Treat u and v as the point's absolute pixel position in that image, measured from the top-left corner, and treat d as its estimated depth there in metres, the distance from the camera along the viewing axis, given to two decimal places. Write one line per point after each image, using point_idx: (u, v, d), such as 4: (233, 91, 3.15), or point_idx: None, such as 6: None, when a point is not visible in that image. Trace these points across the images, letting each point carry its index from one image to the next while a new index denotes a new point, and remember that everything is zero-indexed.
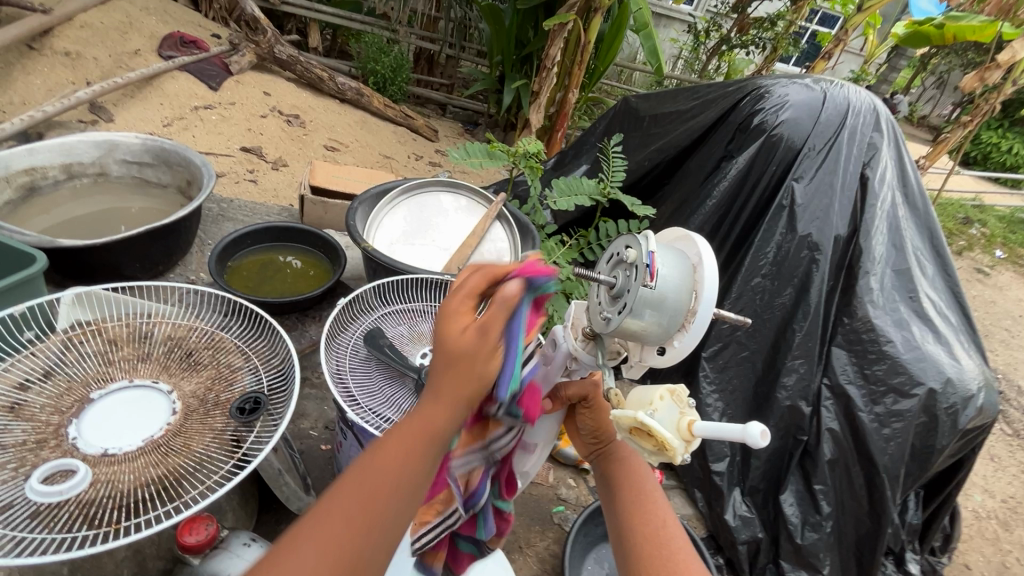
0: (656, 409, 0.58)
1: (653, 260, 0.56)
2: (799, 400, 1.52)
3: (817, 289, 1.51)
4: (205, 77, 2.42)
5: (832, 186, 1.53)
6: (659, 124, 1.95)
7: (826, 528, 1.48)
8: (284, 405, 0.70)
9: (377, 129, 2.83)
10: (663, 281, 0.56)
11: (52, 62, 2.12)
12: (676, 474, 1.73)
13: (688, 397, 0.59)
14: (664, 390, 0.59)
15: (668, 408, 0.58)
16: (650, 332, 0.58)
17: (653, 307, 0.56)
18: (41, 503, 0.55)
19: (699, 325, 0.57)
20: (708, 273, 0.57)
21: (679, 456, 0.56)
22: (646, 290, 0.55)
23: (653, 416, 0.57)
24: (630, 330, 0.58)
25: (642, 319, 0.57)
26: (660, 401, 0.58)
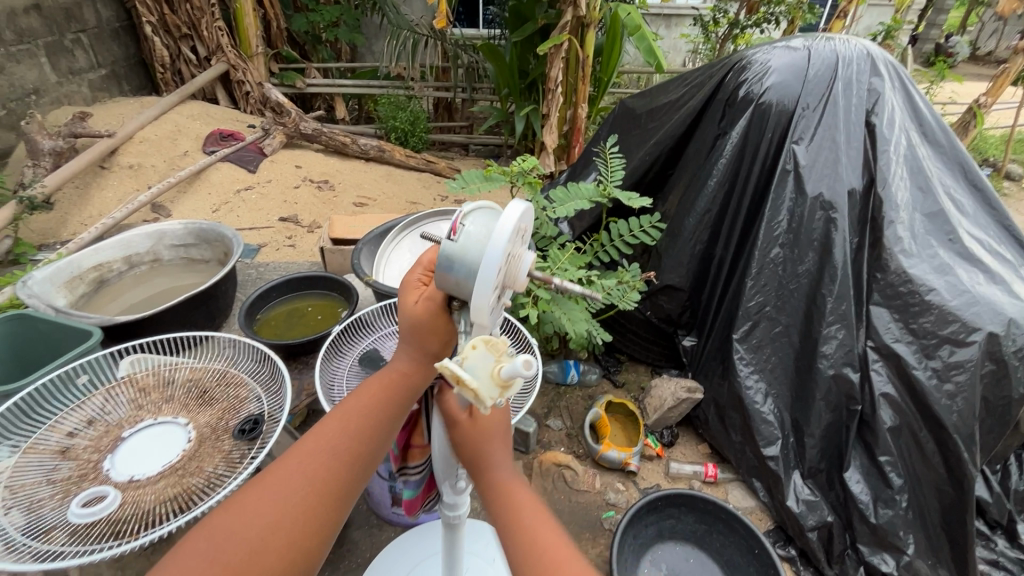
0: (467, 357, 0.52)
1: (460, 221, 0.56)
2: (845, 367, 1.42)
3: (840, 248, 1.43)
4: (243, 163, 2.72)
5: (835, 141, 1.47)
6: (654, 118, 1.95)
7: (901, 503, 1.36)
8: (275, 425, 0.80)
9: (400, 179, 3.02)
10: (465, 235, 0.55)
11: (120, 176, 2.48)
12: (732, 466, 1.68)
13: (506, 344, 0.54)
14: (477, 338, 0.54)
15: (481, 355, 0.52)
16: (463, 286, 0.55)
17: (455, 260, 0.54)
18: (80, 523, 0.68)
19: (489, 281, 0.52)
20: (504, 228, 0.53)
21: (488, 406, 0.51)
22: (448, 244, 0.55)
23: (464, 366, 0.52)
24: (451, 286, 0.57)
25: (450, 273, 0.55)
26: (471, 349, 0.53)
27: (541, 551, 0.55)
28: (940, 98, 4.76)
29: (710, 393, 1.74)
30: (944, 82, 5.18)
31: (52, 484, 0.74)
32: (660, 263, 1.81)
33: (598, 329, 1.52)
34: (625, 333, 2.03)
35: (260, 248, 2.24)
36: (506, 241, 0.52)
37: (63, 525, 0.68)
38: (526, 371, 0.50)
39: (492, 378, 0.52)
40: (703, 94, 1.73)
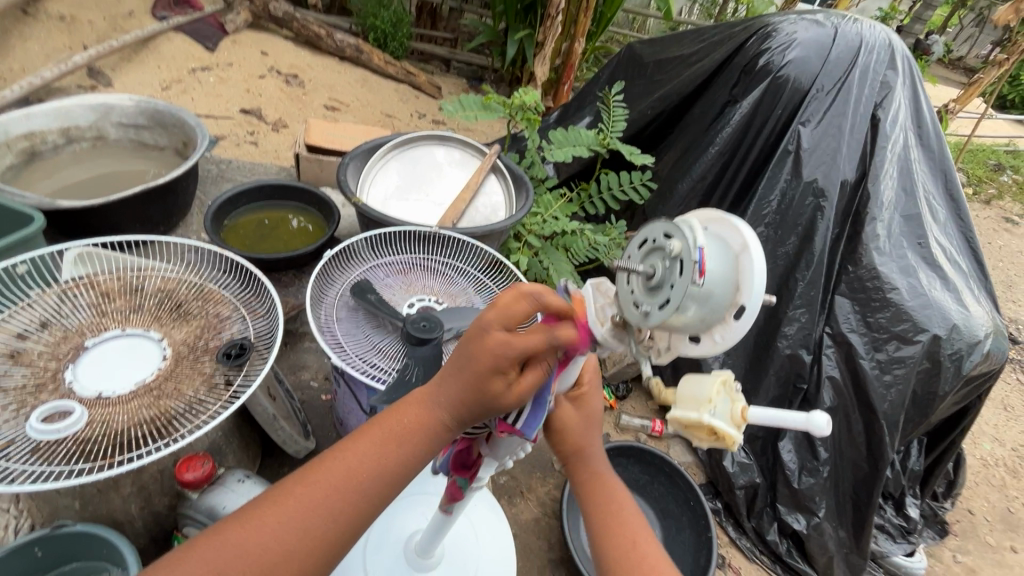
0: (716, 405, 0.55)
1: (703, 254, 0.48)
2: (800, 348, 1.52)
3: (821, 236, 1.48)
4: (200, 38, 2.39)
5: (841, 129, 1.47)
6: (663, 70, 1.87)
7: (822, 473, 1.50)
8: (268, 351, 0.75)
9: (378, 87, 2.78)
10: (711, 276, 0.48)
11: (48, 27, 2.12)
12: (677, 424, 1.80)
13: (735, 381, 0.58)
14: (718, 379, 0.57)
15: (724, 399, 0.56)
16: (688, 327, 0.51)
17: (698, 304, 0.49)
18: (41, 440, 0.61)
19: (746, 322, 0.50)
20: (756, 264, 0.49)
21: (737, 444, 0.56)
22: (691, 288, 0.47)
23: (715, 413, 0.55)
24: (668, 324, 0.51)
25: (682, 316, 0.50)
26: (718, 396, 0.55)
27: (643, 549, 0.62)
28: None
29: None
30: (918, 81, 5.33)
31: (3, 393, 0.66)
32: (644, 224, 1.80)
33: None
34: None
35: (217, 141, 2.02)
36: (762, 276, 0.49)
37: (21, 439, 0.62)
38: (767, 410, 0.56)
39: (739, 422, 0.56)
40: (719, 55, 1.66)
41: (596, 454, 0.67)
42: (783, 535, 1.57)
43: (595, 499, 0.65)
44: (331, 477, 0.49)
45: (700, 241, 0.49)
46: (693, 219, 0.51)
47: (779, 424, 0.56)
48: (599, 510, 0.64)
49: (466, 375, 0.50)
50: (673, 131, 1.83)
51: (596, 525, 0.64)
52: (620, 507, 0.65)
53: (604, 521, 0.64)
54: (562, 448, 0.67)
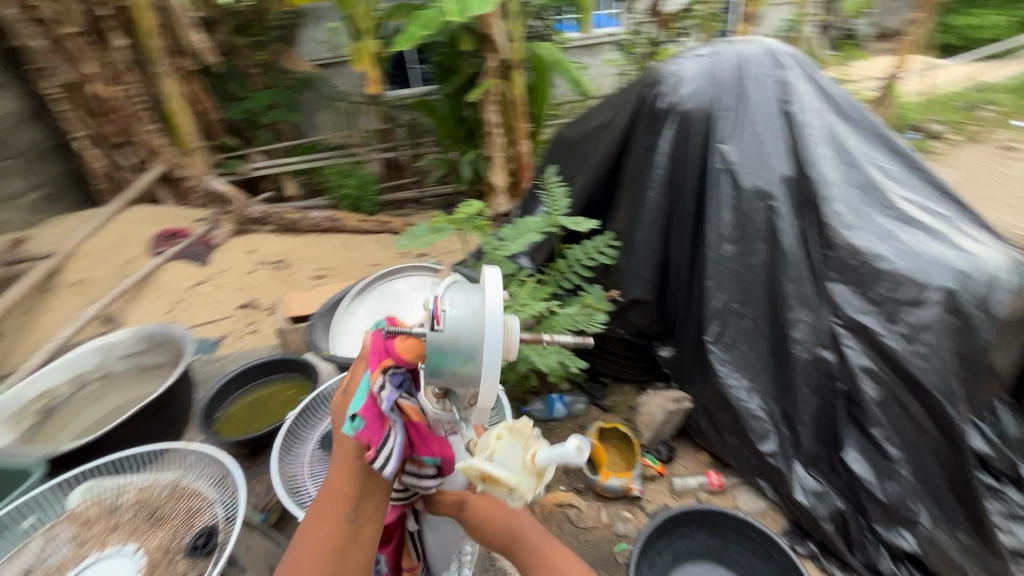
0: (498, 453, 0.65)
1: (438, 306, 0.59)
2: (818, 348, 1.43)
3: (786, 233, 1.46)
4: (194, 257, 2.66)
5: (759, 134, 1.52)
6: (588, 141, 1.97)
7: (903, 474, 1.34)
8: (223, 538, 0.99)
9: (358, 244, 3.01)
10: (450, 322, 0.57)
11: (65, 294, 2.40)
12: (734, 470, 1.65)
13: (526, 431, 0.67)
14: (502, 430, 0.67)
15: (509, 446, 0.66)
16: (459, 374, 0.58)
17: (448, 347, 0.57)
18: None
19: (496, 360, 0.56)
20: (493, 302, 0.57)
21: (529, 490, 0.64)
22: (434, 334, 0.57)
23: (497, 459, 0.65)
24: (442, 374, 0.59)
25: (445, 363, 0.58)
26: (497, 443, 0.66)
27: None
28: (855, 77, 5.06)
29: (698, 399, 1.71)
30: (855, 63, 5.53)
31: None
32: (621, 280, 1.79)
33: (570, 357, 1.51)
34: (605, 355, 1.95)
35: (222, 341, 2.19)
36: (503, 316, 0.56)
37: None
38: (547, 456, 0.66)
39: (530, 469, 0.66)
40: (626, 111, 1.77)
41: (527, 530, 0.77)
42: (894, 558, 1.38)
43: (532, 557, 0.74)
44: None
45: (441, 297, 0.60)
46: (449, 283, 0.62)
47: (558, 461, 0.64)
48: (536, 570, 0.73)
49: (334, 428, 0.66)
50: (615, 189, 1.89)
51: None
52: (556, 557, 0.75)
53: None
54: (493, 546, 0.77)
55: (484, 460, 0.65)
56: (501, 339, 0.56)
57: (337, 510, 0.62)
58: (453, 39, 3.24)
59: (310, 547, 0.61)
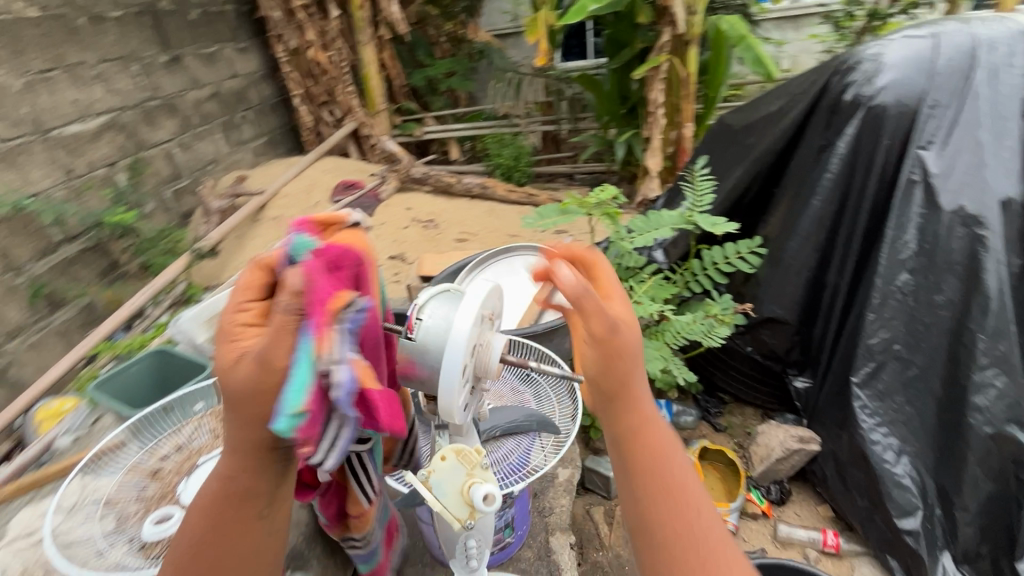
0: (436, 473, 0.63)
1: (415, 318, 0.64)
2: (1007, 425, 1.13)
3: (992, 273, 1.15)
4: (363, 208, 3.03)
5: (980, 142, 1.20)
6: (753, 133, 1.68)
7: None
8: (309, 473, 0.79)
9: (502, 214, 3.13)
10: (421, 334, 0.63)
11: (267, 226, 2.93)
12: (859, 536, 1.41)
13: (474, 457, 0.64)
14: (448, 451, 0.65)
15: (450, 469, 0.63)
16: (430, 383, 0.64)
17: (419, 358, 0.63)
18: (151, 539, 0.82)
19: (452, 380, 0.60)
20: (460, 326, 0.60)
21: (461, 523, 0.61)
22: (408, 343, 0.63)
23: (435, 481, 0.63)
24: (418, 381, 0.65)
25: (415, 367, 0.64)
26: (439, 464, 0.64)
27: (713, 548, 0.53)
28: None
29: (829, 445, 1.47)
30: None
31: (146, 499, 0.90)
32: (758, 293, 1.59)
33: (677, 367, 1.42)
34: (727, 370, 1.78)
35: None
36: (469, 337, 0.60)
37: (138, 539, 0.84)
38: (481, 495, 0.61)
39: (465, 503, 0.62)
40: (802, 100, 1.51)
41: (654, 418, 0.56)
42: None
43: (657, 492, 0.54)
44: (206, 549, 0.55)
45: (422, 308, 0.64)
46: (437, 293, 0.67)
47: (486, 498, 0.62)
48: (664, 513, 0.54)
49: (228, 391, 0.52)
50: (773, 190, 1.66)
51: (660, 529, 0.53)
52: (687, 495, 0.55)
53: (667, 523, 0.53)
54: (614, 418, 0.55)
55: (424, 480, 0.64)
56: (458, 364, 0.60)
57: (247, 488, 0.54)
58: (629, 11, 3.08)
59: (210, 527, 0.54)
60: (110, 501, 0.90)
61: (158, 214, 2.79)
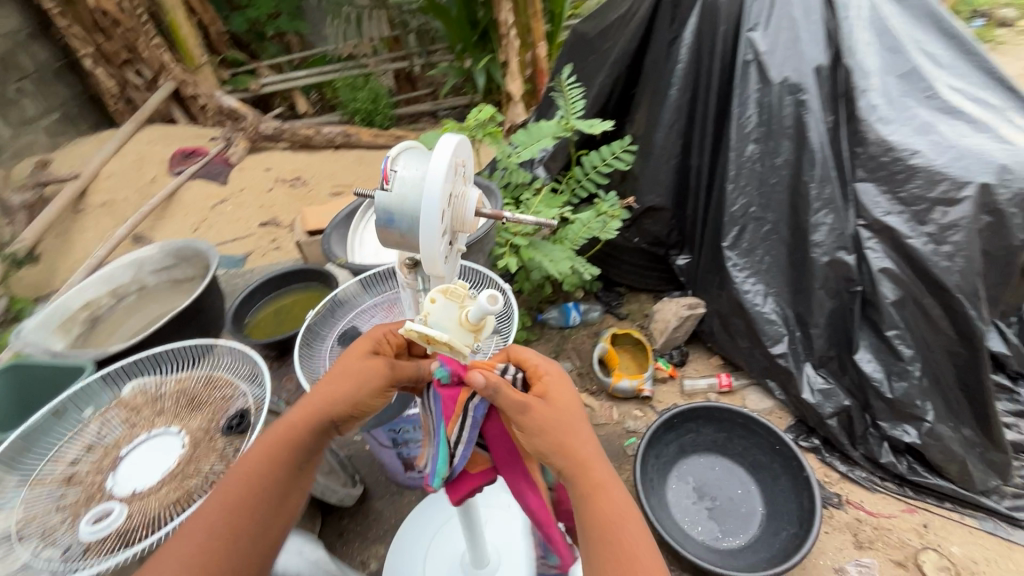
0: (430, 315, 0.59)
1: (386, 171, 0.59)
2: (839, 252, 1.39)
3: (815, 132, 1.37)
4: (213, 176, 2.69)
5: (793, 19, 1.38)
6: (607, 38, 1.75)
7: (914, 373, 1.35)
8: (259, 419, 0.86)
9: (373, 159, 2.96)
10: (398, 182, 0.58)
11: (95, 215, 2.47)
12: (745, 372, 1.70)
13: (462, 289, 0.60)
14: (434, 292, 0.60)
15: (443, 307, 0.59)
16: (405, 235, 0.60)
17: (396, 209, 0.58)
18: (89, 541, 0.74)
19: (431, 223, 0.56)
20: (438, 163, 0.57)
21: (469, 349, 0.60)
22: (385, 194, 0.58)
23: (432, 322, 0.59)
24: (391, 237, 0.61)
25: (397, 225, 0.59)
26: (432, 304, 0.59)
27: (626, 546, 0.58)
28: None
29: (712, 305, 1.72)
30: None
31: (64, 510, 0.80)
32: (638, 186, 1.75)
33: (583, 265, 1.51)
34: (620, 264, 1.96)
35: (246, 257, 2.26)
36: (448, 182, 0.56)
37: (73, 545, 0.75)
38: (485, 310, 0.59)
39: (471, 330, 0.60)
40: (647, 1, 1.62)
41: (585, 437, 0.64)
42: (894, 451, 1.44)
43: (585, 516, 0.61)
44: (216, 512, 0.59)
45: (392, 163, 0.60)
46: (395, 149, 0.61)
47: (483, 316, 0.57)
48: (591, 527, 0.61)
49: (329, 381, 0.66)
50: (635, 91, 1.77)
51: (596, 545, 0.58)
52: (611, 496, 0.60)
53: (613, 547, 0.57)
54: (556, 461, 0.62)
55: (418, 324, 0.60)
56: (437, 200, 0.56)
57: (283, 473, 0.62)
58: None
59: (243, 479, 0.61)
60: (25, 522, 0.79)
61: None
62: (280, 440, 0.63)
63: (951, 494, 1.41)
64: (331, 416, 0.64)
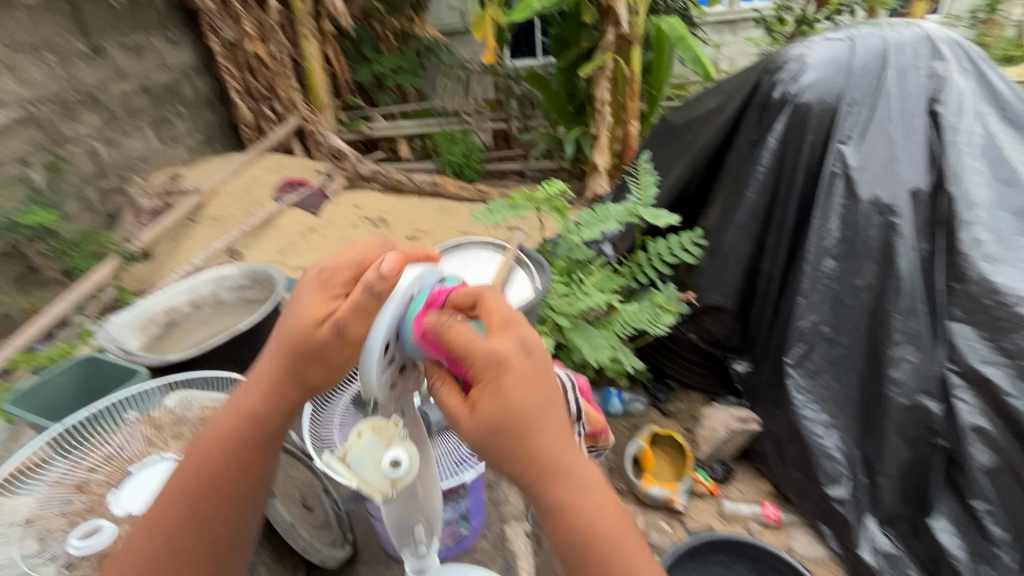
0: (350, 452, 0.61)
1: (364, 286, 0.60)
2: (921, 396, 1.23)
3: (904, 258, 1.24)
4: (309, 207, 2.94)
5: (890, 136, 1.30)
6: (692, 129, 1.74)
7: (1004, 560, 1.14)
8: None
9: (452, 211, 3.11)
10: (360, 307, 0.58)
11: (204, 226, 2.78)
12: (795, 508, 1.51)
13: (390, 430, 0.63)
14: (362, 427, 0.62)
15: (365, 447, 0.61)
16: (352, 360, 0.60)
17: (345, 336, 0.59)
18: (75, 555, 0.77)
19: (372, 359, 0.56)
20: (391, 302, 0.57)
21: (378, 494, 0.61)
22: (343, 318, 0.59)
23: (351, 460, 0.62)
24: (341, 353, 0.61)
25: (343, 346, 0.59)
26: (355, 442, 0.62)
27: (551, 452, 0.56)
28: None
29: (767, 424, 1.56)
30: None
31: (66, 515, 0.84)
32: (700, 283, 1.67)
33: (626, 357, 1.49)
34: (675, 357, 1.84)
35: None
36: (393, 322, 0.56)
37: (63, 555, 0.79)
38: (399, 465, 0.61)
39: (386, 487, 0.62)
40: (736, 100, 1.60)
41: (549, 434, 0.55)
42: None
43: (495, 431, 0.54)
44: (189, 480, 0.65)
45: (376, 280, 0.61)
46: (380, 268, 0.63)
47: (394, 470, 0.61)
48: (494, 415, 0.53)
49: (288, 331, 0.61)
50: (712, 184, 1.72)
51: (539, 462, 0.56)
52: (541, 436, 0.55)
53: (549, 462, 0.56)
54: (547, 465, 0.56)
55: (340, 457, 0.62)
56: (379, 341, 0.56)
57: (245, 442, 0.65)
58: (574, 9, 3.12)
59: (215, 449, 0.65)
60: (31, 518, 0.85)
61: (82, 215, 2.62)
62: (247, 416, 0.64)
63: None
64: (285, 389, 0.63)
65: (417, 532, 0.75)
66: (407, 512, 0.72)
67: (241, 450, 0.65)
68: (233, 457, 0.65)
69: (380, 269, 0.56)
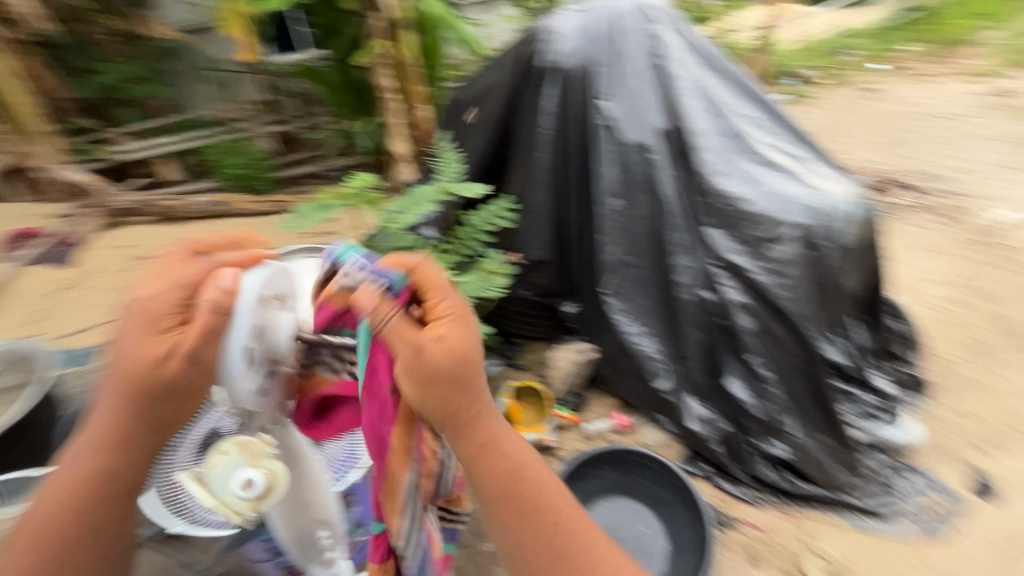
0: (213, 469, 0.85)
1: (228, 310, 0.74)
2: (698, 290, 1.54)
3: (665, 185, 1.54)
4: (55, 260, 2.37)
5: (633, 89, 1.57)
6: (479, 103, 1.85)
7: (774, 393, 1.50)
8: None
9: (250, 227, 2.79)
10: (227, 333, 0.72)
11: None
12: (637, 409, 1.79)
13: (253, 455, 0.86)
14: (232, 448, 0.86)
15: (228, 465, 0.85)
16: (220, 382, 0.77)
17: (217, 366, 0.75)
18: None
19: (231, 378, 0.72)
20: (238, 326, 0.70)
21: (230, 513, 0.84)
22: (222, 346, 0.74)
23: (212, 473, 0.85)
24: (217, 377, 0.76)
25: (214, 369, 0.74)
26: (217, 463, 0.85)
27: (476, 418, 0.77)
28: (747, 18, 5.02)
29: (603, 348, 1.80)
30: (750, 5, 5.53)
31: None
32: (520, 242, 1.82)
33: None
34: (515, 316, 2.00)
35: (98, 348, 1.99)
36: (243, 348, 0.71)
37: None
38: (247, 488, 0.84)
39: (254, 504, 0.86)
40: (510, 72, 1.75)
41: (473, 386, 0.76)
42: (773, 467, 1.55)
43: (428, 351, 0.71)
44: (67, 499, 0.76)
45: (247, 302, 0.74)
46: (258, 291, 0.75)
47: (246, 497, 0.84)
48: (440, 338, 0.72)
49: (130, 359, 0.70)
50: (507, 152, 1.84)
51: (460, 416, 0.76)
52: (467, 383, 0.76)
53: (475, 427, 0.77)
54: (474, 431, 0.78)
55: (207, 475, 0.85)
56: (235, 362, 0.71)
57: (115, 461, 0.76)
58: None
59: (86, 470, 0.76)
60: None
61: None
62: (114, 434, 0.75)
63: (825, 500, 1.51)
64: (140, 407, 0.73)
65: (322, 537, 1.05)
66: (302, 520, 1.02)
67: (109, 468, 0.76)
68: (106, 476, 0.76)
69: (220, 286, 0.69)
